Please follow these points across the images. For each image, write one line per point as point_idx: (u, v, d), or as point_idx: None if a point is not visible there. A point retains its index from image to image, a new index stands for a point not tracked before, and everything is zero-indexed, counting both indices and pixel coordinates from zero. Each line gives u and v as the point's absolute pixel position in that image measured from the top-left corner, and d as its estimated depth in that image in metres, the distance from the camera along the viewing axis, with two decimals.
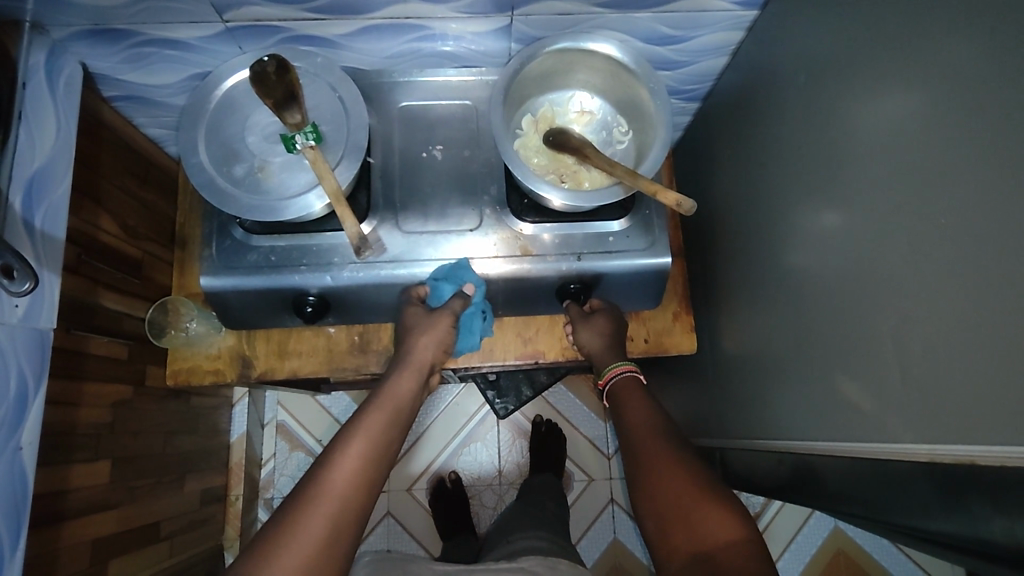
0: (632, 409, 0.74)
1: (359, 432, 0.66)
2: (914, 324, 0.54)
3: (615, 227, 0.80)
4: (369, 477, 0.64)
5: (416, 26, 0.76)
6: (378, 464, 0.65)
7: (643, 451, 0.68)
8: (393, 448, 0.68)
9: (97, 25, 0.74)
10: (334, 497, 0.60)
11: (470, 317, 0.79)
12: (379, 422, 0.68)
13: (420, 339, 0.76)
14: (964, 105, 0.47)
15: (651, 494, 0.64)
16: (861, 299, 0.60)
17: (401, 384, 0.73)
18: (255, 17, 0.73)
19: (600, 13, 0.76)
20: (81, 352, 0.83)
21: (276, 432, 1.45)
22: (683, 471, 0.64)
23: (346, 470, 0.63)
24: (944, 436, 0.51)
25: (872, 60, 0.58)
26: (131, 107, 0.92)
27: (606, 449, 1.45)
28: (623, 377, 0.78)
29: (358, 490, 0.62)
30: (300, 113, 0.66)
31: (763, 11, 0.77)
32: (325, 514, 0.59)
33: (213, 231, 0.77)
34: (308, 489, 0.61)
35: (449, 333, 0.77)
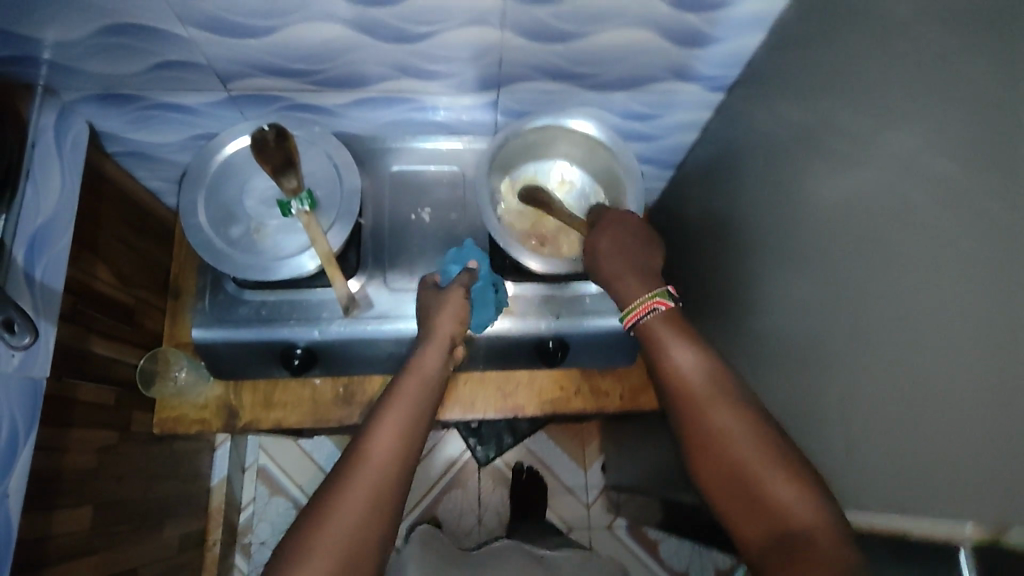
0: (683, 363, 0.62)
1: (393, 402, 0.66)
2: (844, 388, 0.57)
3: (591, 288, 0.85)
4: (409, 444, 0.64)
5: (407, 98, 0.82)
6: (412, 440, 0.64)
7: (700, 428, 0.59)
8: (426, 420, 0.67)
9: (107, 91, 0.78)
10: (375, 473, 0.60)
11: (481, 290, 0.78)
12: (411, 395, 0.67)
13: (438, 313, 0.73)
14: (889, 195, 0.53)
15: (726, 497, 0.57)
16: (805, 364, 0.65)
17: (424, 360, 0.70)
18: (257, 88, 0.78)
19: (578, 92, 0.82)
20: (70, 399, 0.85)
21: (256, 476, 1.45)
22: (755, 457, 0.56)
23: (384, 448, 0.62)
24: (866, 495, 0.55)
25: (819, 149, 0.64)
26: (134, 161, 0.96)
27: (586, 498, 1.46)
28: (650, 317, 0.65)
29: (402, 454, 0.63)
30: (296, 178, 0.70)
31: (730, 94, 0.84)
32: (370, 481, 0.60)
33: (206, 286, 0.81)
34: (351, 458, 0.62)
35: (463, 303, 0.74)
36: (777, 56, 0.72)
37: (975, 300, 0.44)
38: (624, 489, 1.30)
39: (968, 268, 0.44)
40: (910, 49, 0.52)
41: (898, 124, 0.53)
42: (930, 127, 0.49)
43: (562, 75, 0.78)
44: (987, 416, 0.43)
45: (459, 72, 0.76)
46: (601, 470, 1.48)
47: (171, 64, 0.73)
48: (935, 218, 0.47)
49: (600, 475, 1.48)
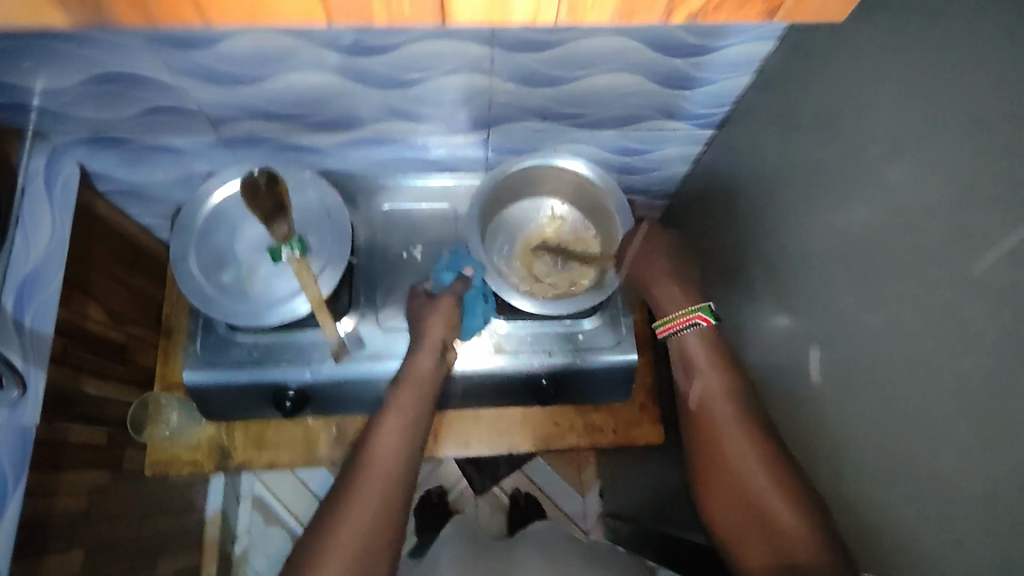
0: (701, 366, 0.70)
1: (390, 406, 0.69)
2: (844, 438, 0.57)
3: (585, 325, 0.85)
4: (408, 443, 0.67)
5: (398, 138, 0.82)
6: (414, 439, 0.67)
7: (707, 421, 0.68)
8: (428, 419, 0.70)
9: (97, 135, 0.79)
10: (381, 472, 0.64)
11: (473, 299, 0.79)
12: (410, 398, 0.70)
13: (429, 320, 0.76)
14: (874, 249, 0.53)
15: (721, 484, 0.65)
16: (801, 406, 0.65)
17: (417, 364, 0.73)
18: (248, 131, 0.78)
19: (568, 130, 0.82)
20: (61, 441, 0.85)
21: (252, 505, 1.44)
22: (752, 453, 0.63)
23: (388, 450, 0.66)
24: (868, 545, 0.55)
25: (804, 192, 0.64)
26: (125, 200, 0.96)
27: (584, 524, 1.45)
28: (691, 332, 0.72)
29: (402, 453, 0.66)
30: (286, 223, 0.70)
31: (720, 131, 0.84)
32: (376, 482, 0.63)
33: (197, 328, 0.80)
34: (355, 461, 0.65)
35: (453, 311, 0.77)
36: (763, 96, 0.73)
37: (964, 361, 0.44)
38: (621, 516, 1.29)
39: (958, 327, 0.45)
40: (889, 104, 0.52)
41: (876, 175, 0.53)
42: (910, 185, 0.49)
43: (552, 115, 0.78)
44: (983, 478, 0.43)
45: (450, 115, 0.77)
46: (598, 496, 1.47)
47: (162, 109, 0.73)
48: (923, 277, 0.48)
49: (598, 501, 1.47)
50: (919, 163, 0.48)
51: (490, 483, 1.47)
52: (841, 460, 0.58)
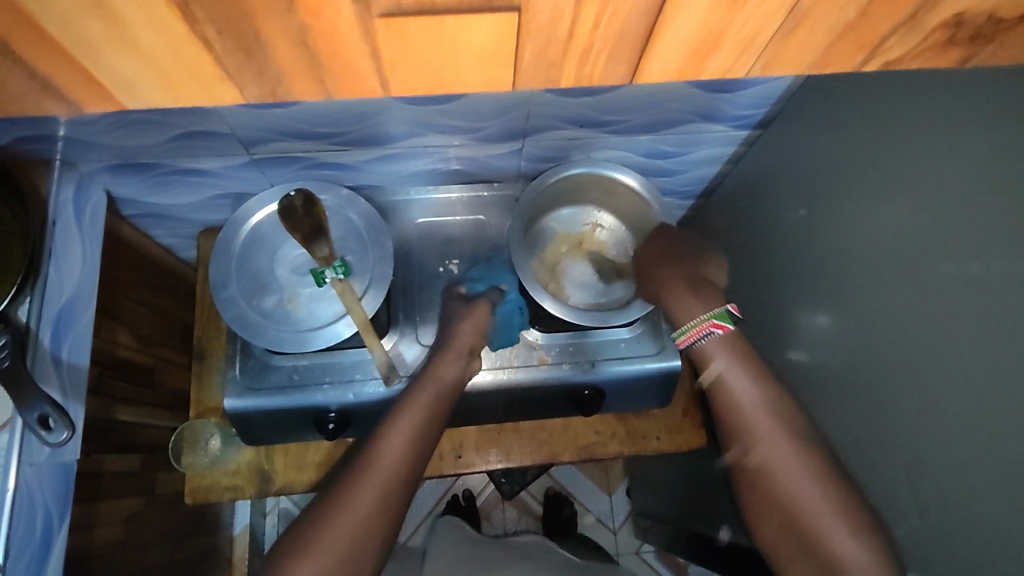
0: (736, 385, 0.66)
1: (403, 409, 0.67)
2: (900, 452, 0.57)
3: (625, 333, 0.84)
4: (416, 451, 0.65)
5: (432, 152, 0.81)
6: (423, 445, 0.66)
7: (755, 445, 0.63)
8: (440, 427, 0.68)
9: (125, 160, 0.76)
10: (382, 474, 0.62)
11: (508, 314, 0.80)
12: (426, 401, 0.68)
13: (462, 325, 0.75)
14: (923, 263, 0.52)
15: (776, 509, 0.61)
16: (843, 417, 0.64)
17: (441, 369, 0.71)
18: (280, 150, 0.77)
19: (603, 137, 0.81)
20: (99, 473, 0.83)
21: (278, 520, 1.43)
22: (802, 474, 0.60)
23: (395, 451, 0.64)
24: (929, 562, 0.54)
25: (843, 200, 0.63)
26: (149, 222, 0.93)
27: (613, 524, 1.45)
28: (706, 340, 0.69)
29: (409, 459, 0.64)
30: (326, 246, 0.67)
31: (758, 132, 0.83)
32: (375, 485, 0.61)
33: (236, 353, 0.79)
34: (358, 461, 0.63)
35: (485, 319, 0.76)
36: (806, 98, 0.71)
37: None
38: (651, 517, 1.29)
39: (1012, 352, 0.44)
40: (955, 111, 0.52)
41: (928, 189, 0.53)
42: None
43: (589, 123, 0.77)
44: None
45: (484, 126, 0.76)
46: (625, 495, 1.47)
47: (193, 133, 0.71)
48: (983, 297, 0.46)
49: (625, 500, 1.47)
50: (978, 180, 0.48)
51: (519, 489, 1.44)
52: (892, 473, 0.57)
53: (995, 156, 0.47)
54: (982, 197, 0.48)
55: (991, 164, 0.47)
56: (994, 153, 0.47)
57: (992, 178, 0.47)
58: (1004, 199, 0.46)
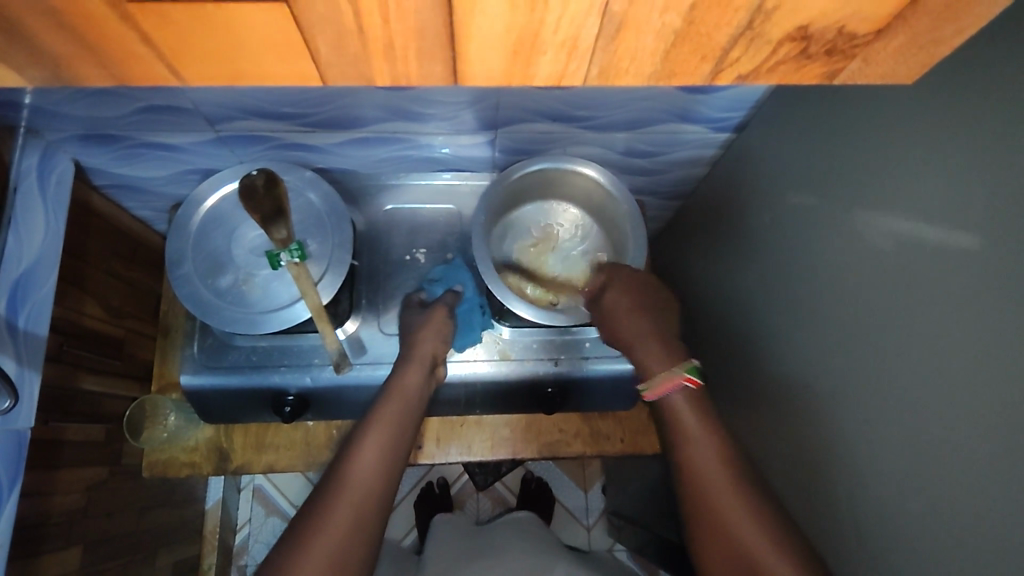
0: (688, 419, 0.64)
1: (371, 426, 0.65)
2: (855, 468, 0.56)
3: (592, 333, 0.83)
4: (389, 469, 0.63)
5: (403, 138, 0.79)
6: (396, 458, 0.64)
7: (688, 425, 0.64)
8: (409, 442, 0.66)
9: (92, 131, 0.76)
10: (358, 490, 0.60)
11: (467, 314, 0.78)
12: (394, 416, 0.66)
13: (421, 334, 0.73)
14: None
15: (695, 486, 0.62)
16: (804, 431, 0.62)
17: (406, 379, 0.70)
18: (247, 128, 0.76)
19: (578, 132, 0.79)
20: (60, 442, 0.83)
21: (253, 496, 1.44)
22: (745, 511, 0.58)
23: (366, 468, 0.61)
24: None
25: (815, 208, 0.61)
26: (123, 194, 0.92)
27: (585, 520, 1.44)
28: (677, 394, 0.65)
29: (380, 477, 0.62)
30: (287, 228, 0.61)
31: (738, 134, 0.81)
32: (350, 507, 0.58)
33: (195, 331, 0.79)
34: (329, 482, 0.60)
35: (445, 323, 0.75)
36: (783, 102, 0.69)
37: (991, 403, 0.42)
38: (623, 515, 1.28)
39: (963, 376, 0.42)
40: (914, 123, 0.50)
41: (899, 204, 0.51)
42: (938, 209, 0.47)
43: (561, 117, 0.75)
44: (1004, 523, 0.41)
45: (454, 115, 0.74)
46: (600, 492, 1.46)
47: (157, 107, 0.70)
48: None
49: (600, 497, 1.46)
50: (944, 195, 0.46)
51: (492, 479, 1.43)
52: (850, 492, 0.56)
53: (960, 174, 0.45)
54: (947, 213, 0.46)
55: (955, 180, 0.45)
56: (958, 169, 0.45)
57: (956, 193, 0.45)
58: (967, 216, 0.44)
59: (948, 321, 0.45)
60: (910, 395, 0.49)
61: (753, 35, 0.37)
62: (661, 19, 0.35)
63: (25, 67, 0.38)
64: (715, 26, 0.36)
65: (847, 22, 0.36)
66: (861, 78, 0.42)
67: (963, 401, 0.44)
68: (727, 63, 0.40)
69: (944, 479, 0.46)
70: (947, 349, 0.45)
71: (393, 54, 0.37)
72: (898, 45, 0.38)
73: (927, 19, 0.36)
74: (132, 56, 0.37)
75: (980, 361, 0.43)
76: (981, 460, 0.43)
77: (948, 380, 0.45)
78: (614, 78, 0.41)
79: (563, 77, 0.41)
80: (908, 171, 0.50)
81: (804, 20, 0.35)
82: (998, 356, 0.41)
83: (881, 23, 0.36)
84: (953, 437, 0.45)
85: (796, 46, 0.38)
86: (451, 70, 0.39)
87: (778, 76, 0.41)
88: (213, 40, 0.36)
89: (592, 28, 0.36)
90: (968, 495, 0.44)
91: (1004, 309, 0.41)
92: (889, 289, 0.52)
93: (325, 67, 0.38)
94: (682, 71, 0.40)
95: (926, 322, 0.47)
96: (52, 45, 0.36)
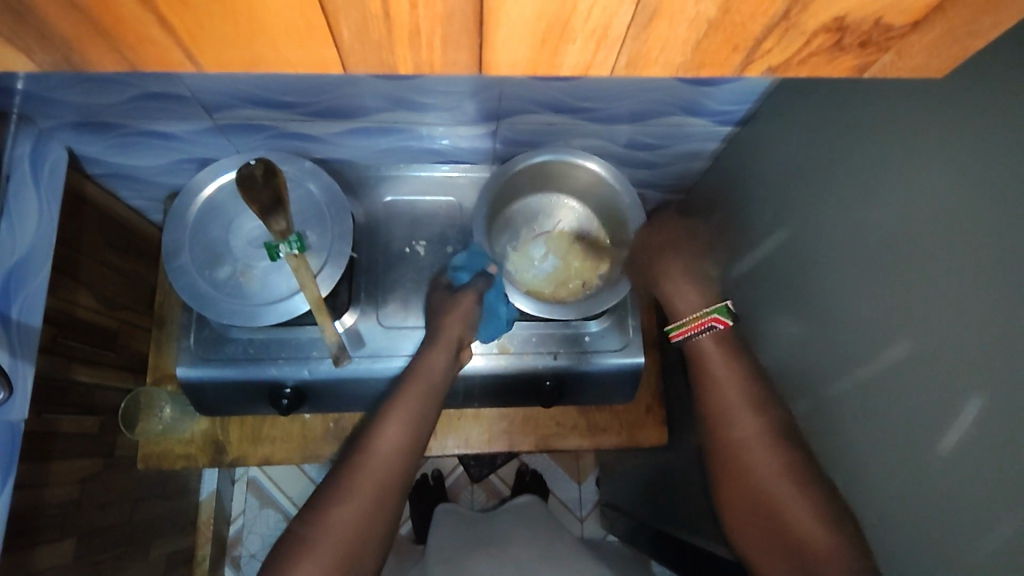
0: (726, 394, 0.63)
1: (396, 403, 0.64)
2: (859, 462, 0.56)
3: (592, 327, 0.82)
4: (411, 447, 0.63)
5: (404, 129, 0.78)
6: (418, 436, 0.64)
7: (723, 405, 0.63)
8: (432, 420, 0.66)
9: (87, 118, 0.75)
10: (379, 469, 0.60)
11: (494, 302, 0.75)
12: (418, 394, 0.65)
13: (446, 315, 0.72)
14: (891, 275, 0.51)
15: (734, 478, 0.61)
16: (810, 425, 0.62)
17: (429, 362, 0.69)
18: (245, 117, 0.75)
19: (580, 124, 0.79)
20: (52, 433, 0.81)
21: (246, 488, 1.43)
22: (796, 499, 0.56)
23: (390, 444, 0.61)
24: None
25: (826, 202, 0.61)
26: (117, 182, 0.91)
27: (580, 512, 1.45)
28: (706, 335, 0.65)
29: (404, 454, 0.62)
30: (287, 219, 0.60)
31: (741, 128, 0.81)
32: (373, 480, 0.59)
33: (191, 322, 0.78)
34: (354, 455, 0.61)
35: (473, 309, 0.72)
36: (788, 96, 0.69)
37: (998, 396, 0.42)
38: (617, 507, 1.29)
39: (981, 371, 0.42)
40: (923, 121, 0.50)
41: (905, 201, 0.51)
42: (946, 206, 0.47)
43: (564, 109, 0.75)
44: (1012, 517, 0.41)
45: (456, 105, 0.73)
46: (595, 484, 1.47)
47: (155, 94, 0.69)
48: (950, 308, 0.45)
49: (594, 489, 1.47)
50: (952, 190, 0.46)
51: (488, 471, 1.43)
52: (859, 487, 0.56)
53: (971, 171, 0.45)
54: (957, 210, 0.46)
55: (964, 178, 0.45)
56: (971, 165, 0.45)
57: (966, 190, 0.45)
58: (978, 213, 0.44)
59: (958, 318, 0.45)
60: (916, 391, 0.49)
61: (788, 25, 0.36)
62: (696, 8, 0.35)
63: (36, 50, 0.37)
64: (750, 15, 0.36)
65: (884, 13, 0.36)
66: (891, 72, 0.42)
67: (972, 398, 0.44)
68: (757, 54, 0.39)
69: (951, 473, 0.46)
70: (957, 345, 0.45)
71: (417, 40, 0.37)
72: (933, 38, 0.38)
73: (964, 12, 0.35)
74: (147, 41, 0.36)
75: (991, 357, 0.43)
76: (992, 456, 0.43)
77: (957, 374, 0.45)
78: (641, 69, 0.40)
79: (590, 67, 0.40)
80: (915, 166, 0.50)
81: (841, 11, 0.35)
82: (1008, 353, 0.41)
83: (920, 14, 0.36)
84: (962, 432, 0.45)
85: (830, 37, 0.38)
86: (477, 59, 0.39)
87: (808, 67, 0.41)
88: (233, 23, 0.35)
89: (625, 17, 0.35)
90: (976, 488, 0.44)
91: (1018, 308, 0.41)
92: (895, 285, 0.52)
93: (347, 53, 0.38)
94: (712, 62, 0.40)
95: (932, 319, 0.48)
96: (62, 27, 0.35)
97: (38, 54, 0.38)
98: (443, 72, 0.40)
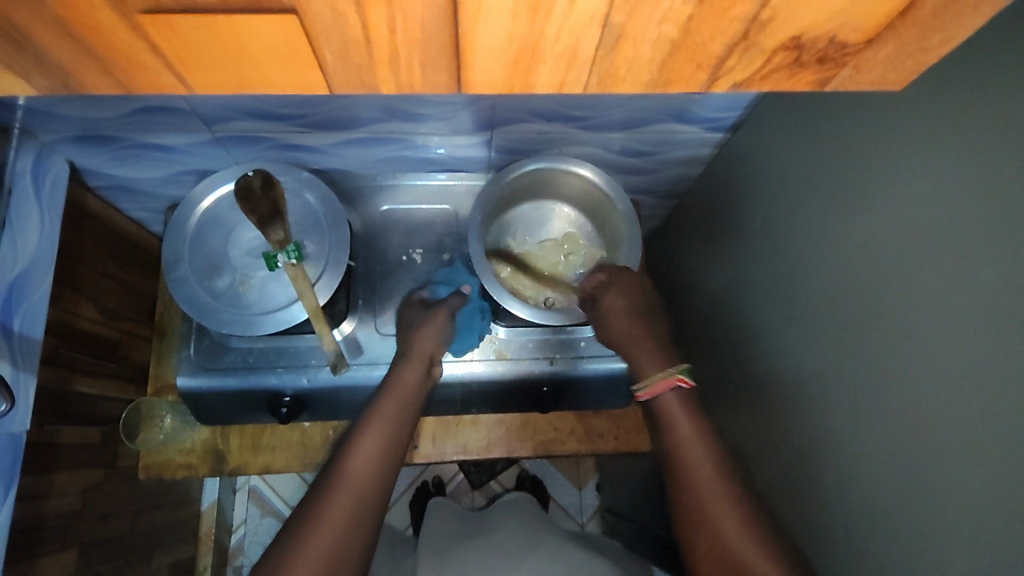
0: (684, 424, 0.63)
1: (370, 422, 0.65)
2: (849, 463, 0.56)
3: (588, 332, 0.83)
4: (387, 463, 0.63)
5: (399, 138, 0.79)
6: (393, 452, 0.64)
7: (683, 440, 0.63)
8: (407, 436, 0.67)
9: (88, 132, 0.76)
10: (357, 484, 0.60)
11: (468, 315, 0.77)
12: (392, 410, 0.66)
13: (418, 332, 0.73)
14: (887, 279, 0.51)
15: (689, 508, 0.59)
16: (807, 427, 0.63)
17: (403, 376, 0.70)
18: (243, 129, 0.76)
19: (575, 132, 0.80)
20: (54, 444, 0.82)
21: (248, 497, 1.43)
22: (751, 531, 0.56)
23: (367, 460, 0.62)
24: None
25: (820, 207, 0.62)
26: (118, 195, 0.92)
27: (581, 519, 1.45)
28: (671, 394, 0.65)
29: (381, 471, 0.62)
30: (284, 229, 0.61)
31: (733, 134, 0.81)
32: (350, 497, 0.59)
33: (191, 331, 0.79)
34: (330, 474, 0.61)
35: (445, 324, 0.74)
36: (777, 104, 0.70)
37: (981, 396, 0.43)
38: (617, 512, 1.29)
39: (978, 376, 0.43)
40: (907, 127, 0.50)
41: (892, 204, 0.52)
42: (930, 209, 0.48)
43: (557, 117, 0.76)
44: (994, 513, 0.42)
45: (451, 115, 0.74)
46: (595, 490, 1.46)
47: (154, 108, 0.71)
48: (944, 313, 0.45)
49: (595, 495, 1.47)
50: (936, 194, 0.47)
51: (489, 478, 1.44)
52: (852, 490, 0.56)
53: (954, 174, 0.46)
54: (940, 218, 0.47)
55: (946, 182, 0.46)
56: (953, 175, 0.46)
57: (948, 192, 0.46)
58: (960, 215, 0.45)
59: (942, 319, 0.46)
60: (905, 392, 0.50)
61: (748, 45, 0.37)
62: (658, 30, 0.36)
63: (33, 76, 0.38)
64: (711, 36, 0.36)
65: (838, 32, 0.37)
66: (853, 86, 0.43)
67: (957, 398, 0.45)
68: (720, 73, 0.40)
69: (936, 473, 0.47)
70: (939, 343, 0.46)
71: (397, 64, 0.38)
72: (888, 54, 0.39)
73: (917, 30, 0.37)
74: (138, 67, 0.37)
75: (975, 358, 0.43)
76: (973, 455, 0.43)
77: (945, 376, 0.46)
78: (612, 86, 0.41)
79: (563, 84, 0.41)
80: (900, 171, 0.51)
81: (798, 29, 0.36)
82: (991, 354, 0.42)
83: (873, 32, 0.37)
84: (949, 434, 0.46)
85: (789, 54, 0.39)
86: (455, 79, 0.40)
87: (770, 83, 0.42)
88: (221, 49, 0.36)
89: (592, 39, 0.36)
90: (963, 488, 0.44)
91: (999, 318, 0.42)
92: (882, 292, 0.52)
93: (331, 76, 0.39)
94: (679, 79, 0.41)
95: (917, 325, 0.48)
96: (53, 55, 0.36)
97: (33, 79, 0.39)
98: (424, 92, 0.41)
